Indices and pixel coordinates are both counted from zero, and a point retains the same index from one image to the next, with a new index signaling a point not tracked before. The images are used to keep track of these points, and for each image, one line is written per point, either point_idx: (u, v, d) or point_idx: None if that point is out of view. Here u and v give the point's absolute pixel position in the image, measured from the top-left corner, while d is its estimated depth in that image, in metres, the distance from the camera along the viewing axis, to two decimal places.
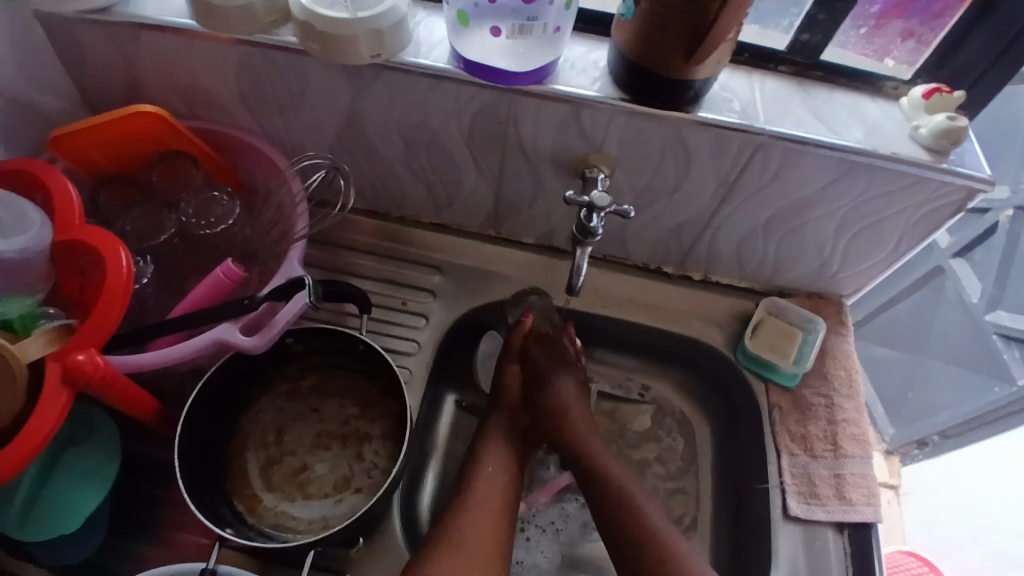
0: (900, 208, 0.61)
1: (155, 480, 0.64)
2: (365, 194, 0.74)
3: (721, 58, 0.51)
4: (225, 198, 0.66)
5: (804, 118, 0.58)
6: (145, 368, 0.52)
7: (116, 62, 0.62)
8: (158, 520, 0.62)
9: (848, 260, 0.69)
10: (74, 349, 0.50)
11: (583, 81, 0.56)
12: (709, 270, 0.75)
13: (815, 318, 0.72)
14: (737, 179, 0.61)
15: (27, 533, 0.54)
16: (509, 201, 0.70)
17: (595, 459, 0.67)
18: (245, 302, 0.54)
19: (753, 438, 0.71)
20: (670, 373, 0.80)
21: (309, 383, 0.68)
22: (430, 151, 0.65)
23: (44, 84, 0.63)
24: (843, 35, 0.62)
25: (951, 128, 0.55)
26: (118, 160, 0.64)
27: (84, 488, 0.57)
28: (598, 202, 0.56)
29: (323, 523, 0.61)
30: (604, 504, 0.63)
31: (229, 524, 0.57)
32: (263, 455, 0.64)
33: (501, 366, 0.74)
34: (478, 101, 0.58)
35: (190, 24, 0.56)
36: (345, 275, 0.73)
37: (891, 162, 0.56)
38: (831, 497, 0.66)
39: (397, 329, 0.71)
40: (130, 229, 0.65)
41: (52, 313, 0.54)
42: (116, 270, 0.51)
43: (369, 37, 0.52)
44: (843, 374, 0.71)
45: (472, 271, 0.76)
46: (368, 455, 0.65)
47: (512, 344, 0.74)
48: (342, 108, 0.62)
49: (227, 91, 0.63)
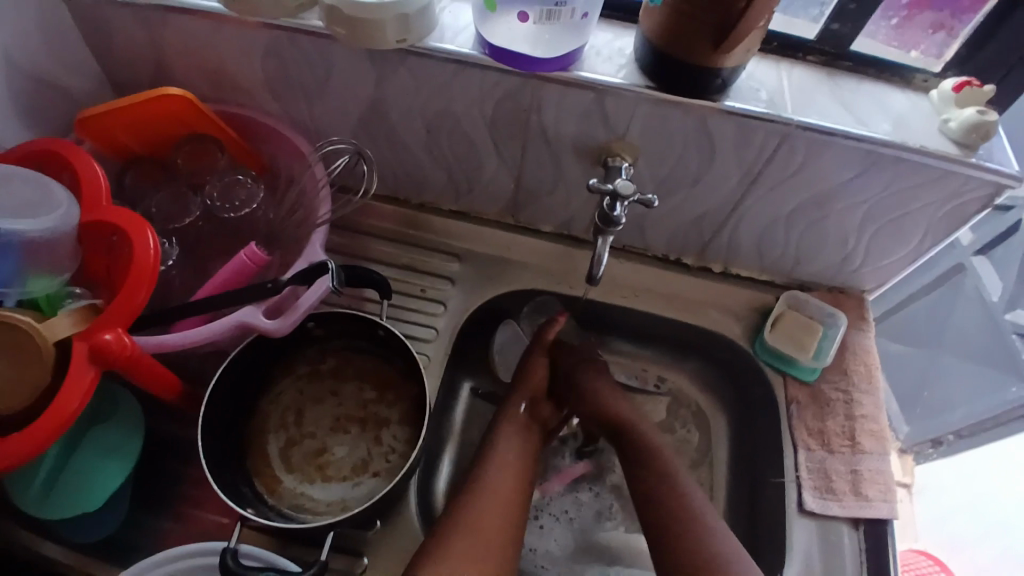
0: (925, 202, 0.60)
1: (175, 457, 0.65)
2: (386, 180, 0.74)
3: (749, 47, 0.51)
4: (249, 181, 0.66)
5: (832, 108, 0.57)
6: (169, 347, 0.53)
7: (142, 44, 0.62)
8: (178, 496, 0.64)
9: (871, 255, 0.68)
10: (102, 328, 0.50)
11: (609, 68, 0.56)
12: (730, 261, 0.75)
13: (836, 313, 0.72)
14: (762, 169, 0.60)
15: (49, 508, 0.56)
16: (530, 189, 0.70)
17: None
18: (268, 285, 0.55)
19: (770, 432, 0.71)
20: (686, 365, 0.80)
21: (328, 366, 0.68)
22: (452, 139, 0.65)
23: (70, 65, 0.63)
24: (873, 26, 0.61)
25: (981, 122, 0.54)
26: (145, 142, 0.65)
27: (105, 466, 0.58)
28: (622, 190, 0.56)
29: (342, 505, 0.62)
30: None
31: (250, 503, 0.58)
32: (282, 436, 0.65)
33: (529, 358, 0.74)
34: (502, 87, 0.57)
35: (217, 7, 0.57)
36: (364, 260, 0.74)
37: (918, 155, 0.55)
38: (847, 492, 0.65)
39: (415, 315, 0.72)
40: (155, 210, 0.65)
41: (78, 293, 0.56)
42: (143, 250, 0.52)
43: (396, 22, 0.52)
44: (863, 370, 0.70)
45: (490, 259, 0.75)
46: (386, 439, 0.65)
47: (543, 338, 0.73)
48: (366, 94, 0.62)
49: (251, 75, 0.63)
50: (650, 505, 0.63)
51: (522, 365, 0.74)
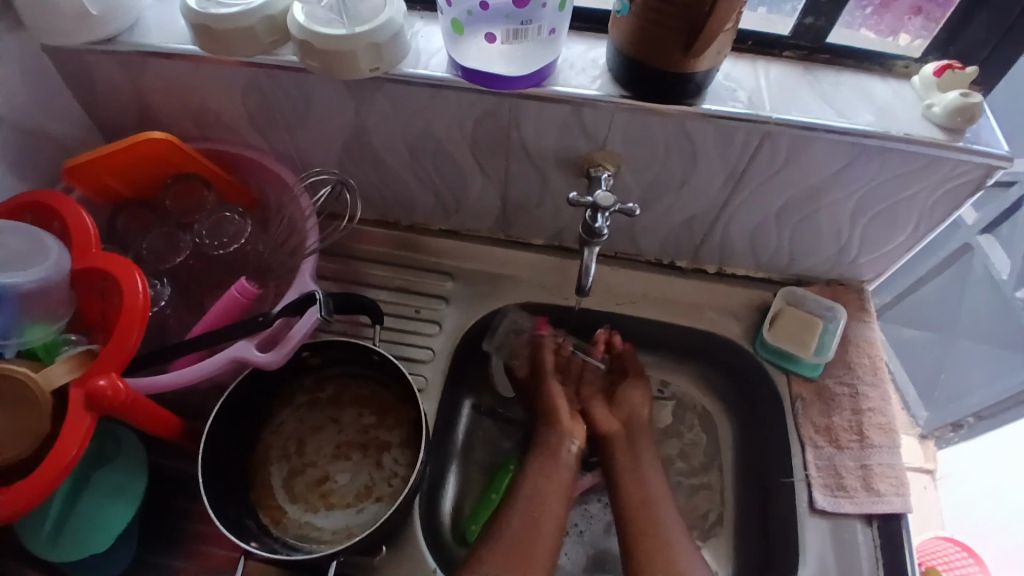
0: (915, 190, 0.59)
1: (182, 495, 0.66)
2: (374, 205, 0.75)
3: (721, 48, 0.51)
4: (237, 217, 0.67)
5: (811, 103, 0.57)
6: (164, 387, 0.54)
7: (127, 91, 0.64)
8: (188, 534, 0.64)
9: (867, 245, 0.67)
10: (95, 373, 0.51)
11: (583, 80, 0.56)
12: (724, 262, 0.74)
13: (836, 306, 0.71)
14: (746, 168, 0.60)
15: (59, 550, 0.56)
16: (517, 203, 0.70)
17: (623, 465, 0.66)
18: (260, 319, 0.55)
19: (776, 431, 0.70)
20: (689, 368, 0.79)
21: (327, 395, 0.69)
22: (436, 160, 0.66)
23: (57, 114, 0.64)
24: (850, 16, 0.60)
25: (965, 105, 0.53)
26: (133, 185, 0.65)
27: (111, 509, 0.58)
28: (602, 202, 0.55)
29: (347, 533, 0.62)
30: (625, 508, 0.63)
31: (254, 536, 0.59)
32: (285, 466, 0.66)
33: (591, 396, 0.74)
34: (478, 106, 0.58)
35: (195, 50, 0.58)
36: (358, 285, 0.74)
37: (903, 143, 0.55)
38: (858, 488, 0.64)
39: (412, 336, 0.72)
40: (146, 251, 0.66)
41: (74, 339, 0.56)
42: (133, 293, 0.52)
43: (368, 51, 0.52)
44: (867, 362, 0.70)
45: (483, 276, 0.76)
46: (388, 463, 0.66)
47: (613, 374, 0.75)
48: (347, 123, 0.62)
49: (234, 112, 0.64)
50: (659, 511, 0.62)
51: (531, 391, 0.73)
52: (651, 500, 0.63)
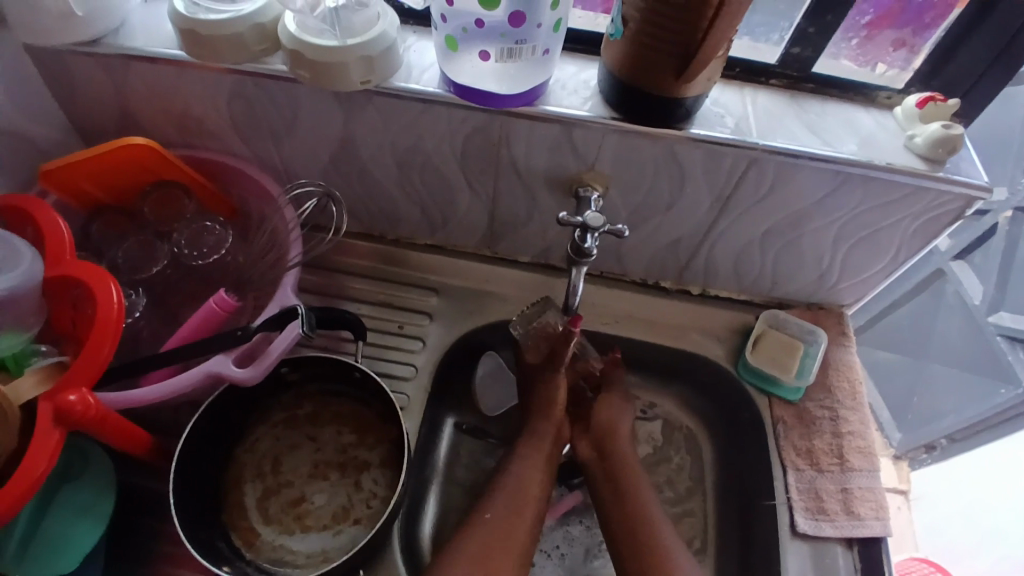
0: (895, 218, 0.61)
1: (150, 513, 0.64)
2: (360, 218, 0.74)
3: (711, 75, 0.51)
4: (217, 227, 0.66)
5: (796, 130, 0.58)
6: (140, 402, 0.52)
7: (108, 94, 0.62)
8: (154, 554, 0.63)
9: (848, 271, 0.68)
10: (66, 388, 0.49)
11: (574, 101, 0.56)
12: (708, 283, 0.75)
13: (816, 330, 0.72)
14: (732, 192, 0.61)
15: (24, 569, 0.53)
16: (504, 220, 0.69)
17: (626, 472, 0.65)
18: (238, 332, 0.54)
19: (757, 454, 0.70)
20: (674, 390, 0.79)
21: (305, 412, 0.67)
22: (425, 174, 0.65)
23: (34, 117, 0.62)
24: (835, 47, 0.62)
25: (946, 136, 0.55)
26: (110, 190, 0.63)
27: (81, 525, 0.56)
28: (592, 222, 0.55)
29: (323, 556, 0.60)
30: (621, 502, 0.63)
31: (225, 560, 0.57)
32: (259, 486, 0.64)
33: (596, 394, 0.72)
34: (470, 123, 0.57)
35: (180, 55, 0.57)
36: (341, 299, 0.73)
37: (887, 173, 0.56)
38: (839, 512, 0.64)
39: (394, 353, 0.71)
40: (122, 260, 0.65)
41: (44, 350, 0.54)
42: (108, 302, 0.51)
43: (359, 64, 0.52)
44: (847, 386, 0.70)
45: (467, 292, 0.75)
46: (366, 484, 0.64)
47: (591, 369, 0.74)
48: (335, 133, 0.62)
49: (218, 118, 0.63)
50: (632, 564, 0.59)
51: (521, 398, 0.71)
52: (643, 515, 0.62)
